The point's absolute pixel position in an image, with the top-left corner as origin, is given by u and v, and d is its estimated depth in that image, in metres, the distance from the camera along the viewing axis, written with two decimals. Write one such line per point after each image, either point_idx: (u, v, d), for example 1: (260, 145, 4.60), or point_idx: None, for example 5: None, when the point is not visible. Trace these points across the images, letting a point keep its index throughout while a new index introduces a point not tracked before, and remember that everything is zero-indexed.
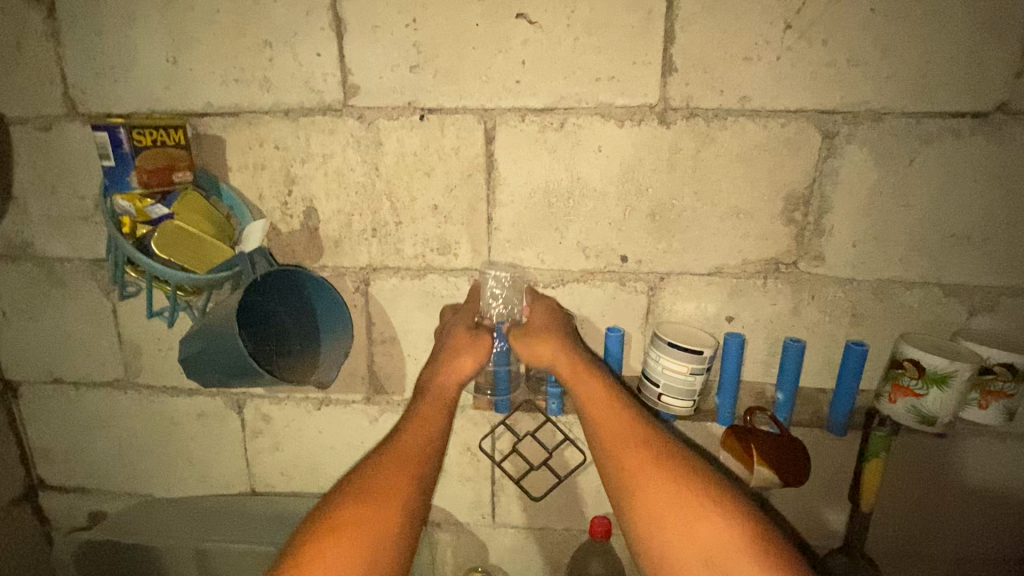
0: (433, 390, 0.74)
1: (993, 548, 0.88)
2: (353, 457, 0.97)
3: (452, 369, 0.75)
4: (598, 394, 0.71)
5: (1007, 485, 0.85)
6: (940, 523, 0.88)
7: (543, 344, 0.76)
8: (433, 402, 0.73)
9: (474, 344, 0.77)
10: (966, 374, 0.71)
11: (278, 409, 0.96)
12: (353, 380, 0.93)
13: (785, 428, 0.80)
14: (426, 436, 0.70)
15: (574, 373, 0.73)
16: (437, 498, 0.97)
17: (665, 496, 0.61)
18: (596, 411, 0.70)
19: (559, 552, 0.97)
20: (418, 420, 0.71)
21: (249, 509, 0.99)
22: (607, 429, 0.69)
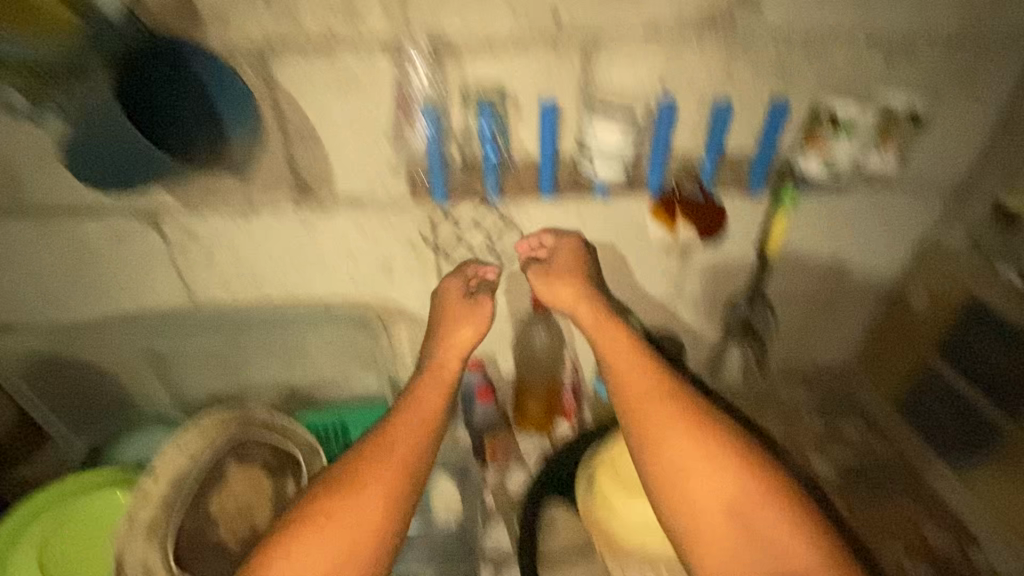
0: (436, 378, 0.85)
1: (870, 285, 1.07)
2: (294, 264, 0.96)
3: (455, 342, 0.89)
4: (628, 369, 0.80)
5: (889, 228, 0.99)
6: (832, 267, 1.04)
7: (563, 285, 0.89)
8: (437, 386, 0.84)
9: (478, 312, 0.92)
10: (871, 119, 0.80)
11: (201, 221, 0.90)
12: (277, 184, 0.87)
13: (709, 192, 0.85)
14: (422, 419, 0.80)
15: (596, 321, 0.86)
16: (387, 294, 1.01)
17: (683, 444, 0.73)
18: (624, 379, 0.80)
19: (507, 329, 1.07)
20: (413, 405, 0.81)
21: (201, 314, 1.00)
22: (625, 383, 0.80)
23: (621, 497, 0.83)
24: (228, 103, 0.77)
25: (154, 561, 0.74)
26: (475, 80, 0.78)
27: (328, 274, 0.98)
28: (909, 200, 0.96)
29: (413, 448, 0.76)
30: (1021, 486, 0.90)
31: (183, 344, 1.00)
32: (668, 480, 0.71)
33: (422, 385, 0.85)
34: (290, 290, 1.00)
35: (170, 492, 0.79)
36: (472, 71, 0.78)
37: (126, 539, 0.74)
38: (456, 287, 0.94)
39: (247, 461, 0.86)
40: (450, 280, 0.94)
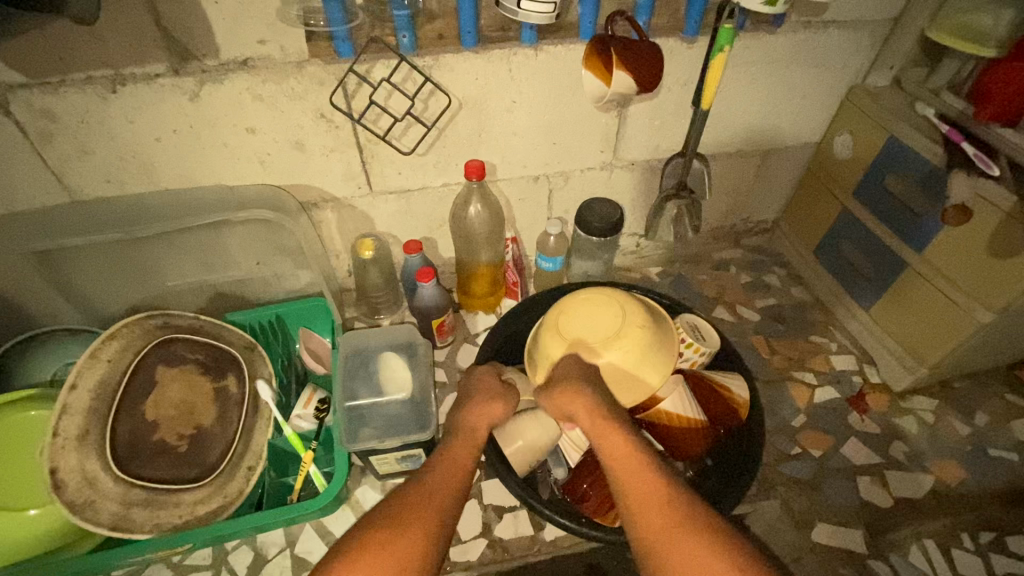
0: (464, 431, 0.72)
1: (801, 129, 1.06)
2: (190, 149, 0.84)
3: (480, 412, 0.75)
4: (593, 416, 0.68)
5: (822, 68, 0.97)
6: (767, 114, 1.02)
7: (569, 393, 0.72)
8: (463, 443, 0.71)
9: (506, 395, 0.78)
10: None
11: (58, 99, 0.74)
12: (144, 47, 0.72)
13: (645, 34, 0.78)
14: (447, 481, 0.64)
15: (597, 413, 0.69)
16: (306, 179, 0.92)
17: (685, 548, 0.53)
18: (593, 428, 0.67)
19: (442, 207, 1.02)
20: (445, 457, 0.67)
21: (91, 210, 0.87)
22: (621, 477, 0.61)
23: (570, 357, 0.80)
24: None
25: (93, 468, 0.72)
26: None
27: (232, 157, 0.86)
28: (842, 36, 0.93)
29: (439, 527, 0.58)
30: (913, 313, 0.96)
31: (70, 245, 0.85)
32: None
33: (452, 447, 0.69)
34: (192, 179, 0.88)
35: (98, 400, 0.76)
36: None
37: (55, 451, 0.70)
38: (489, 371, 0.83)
39: (179, 364, 0.82)
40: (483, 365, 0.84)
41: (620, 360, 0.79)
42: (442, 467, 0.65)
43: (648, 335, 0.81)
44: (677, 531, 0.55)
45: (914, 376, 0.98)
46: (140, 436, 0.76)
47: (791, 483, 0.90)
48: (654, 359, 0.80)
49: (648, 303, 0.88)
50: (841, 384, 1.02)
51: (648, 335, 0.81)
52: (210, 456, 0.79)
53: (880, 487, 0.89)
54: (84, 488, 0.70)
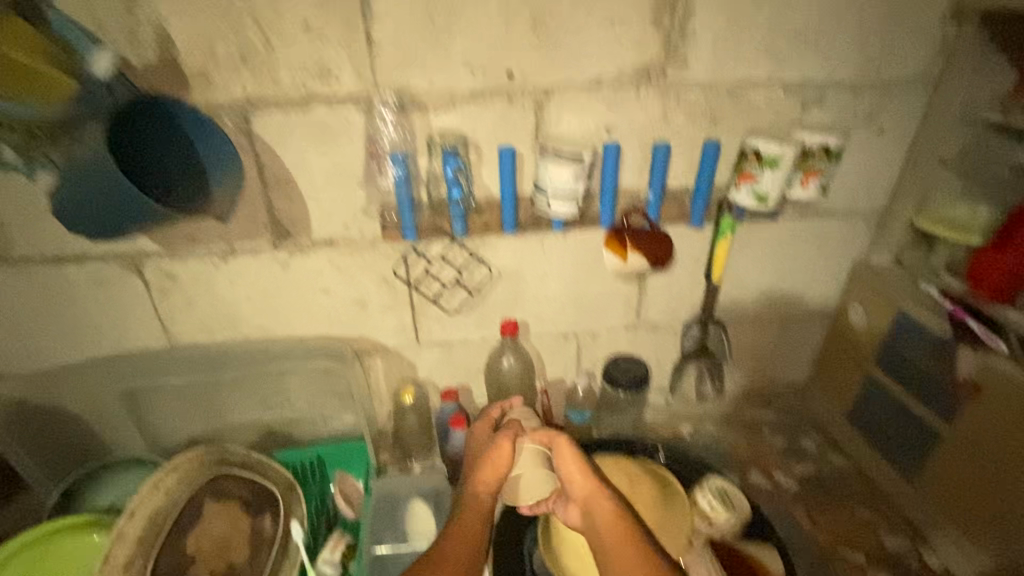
0: (471, 505, 0.81)
1: (810, 302, 1.16)
2: (273, 304, 1.01)
3: (481, 478, 0.81)
4: (588, 493, 0.79)
5: (826, 250, 1.09)
6: (780, 286, 1.12)
7: (571, 460, 0.81)
8: (473, 517, 0.80)
9: (498, 455, 0.82)
10: (792, 155, 0.86)
11: (181, 264, 0.95)
12: (257, 230, 0.93)
13: (656, 223, 0.94)
14: (466, 558, 0.76)
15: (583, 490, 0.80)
16: (363, 330, 1.06)
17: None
18: (583, 496, 0.79)
19: (478, 359, 1.12)
20: (458, 535, 0.78)
21: (178, 356, 1.02)
22: (610, 553, 0.73)
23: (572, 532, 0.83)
24: (207, 150, 0.82)
25: None
26: (438, 128, 0.86)
27: (304, 311, 1.02)
28: (837, 223, 1.06)
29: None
30: (960, 490, 0.92)
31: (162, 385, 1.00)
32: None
33: (464, 524, 0.79)
34: (268, 328, 1.04)
35: (147, 531, 0.81)
36: (436, 121, 0.86)
37: None
38: (485, 427, 0.93)
39: (225, 498, 0.88)
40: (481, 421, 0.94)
41: None
42: (467, 522, 0.79)
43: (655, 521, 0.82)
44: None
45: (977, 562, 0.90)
46: (176, 569, 0.80)
47: None
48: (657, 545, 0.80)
49: (665, 477, 0.89)
50: (896, 567, 0.94)
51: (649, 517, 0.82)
52: None
53: None
54: None
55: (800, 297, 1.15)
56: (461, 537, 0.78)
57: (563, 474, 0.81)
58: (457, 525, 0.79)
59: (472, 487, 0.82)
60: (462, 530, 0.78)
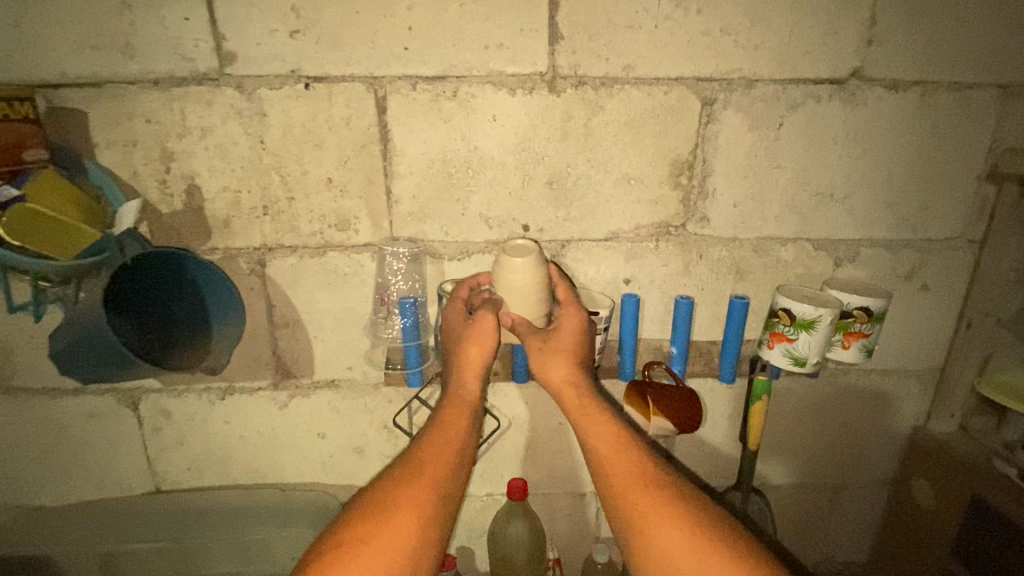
0: (455, 398, 0.75)
1: (880, 465, 1.02)
2: (266, 447, 0.94)
3: (462, 364, 0.75)
4: (580, 398, 0.73)
5: (899, 405, 0.98)
6: (844, 445, 1.00)
7: (561, 364, 0.74)
8: (456, 407, 0.74)
9: (480, 330, 0.75)
10: (830, 319, 0.79)
11: (178, 401, 0.91)
12: (259, 369, 0.90)
13: (681, 379, 0.86)
14: (450, 445, 0.69)
15: (578, 406, 0.73)
16: (358, 479, 0.97)
17: (670, 526, 0.60)
18: (570, 398, 0.73)
19: (483, 517, 1.01)
20: (440, 430, 0.71)
21: (156, 514, 0.93)
22: (604, 462, 0.68)
23: None
24: (217, 305, 0.79)
25: None
26: (451, 276, 0.85)
27: (297, 455, 0.95)
28: (895, 381, 0.96)
29: (444, 490, 0.65)
30: None
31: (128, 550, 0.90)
32: (661, 561, 0.58)
33: (448, 415, 0.73)
34: (258, 473, 0.96)
35: None
36: (450, 270, 0.85)
37: None
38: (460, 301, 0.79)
39: None
40: (456, 301, 0.78)
41: None
42: (453, 417, 0.72)
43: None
44: (661, 512, 0.61)
45: None
46: None
47: None
48: None
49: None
50: None
51: None
52: None
53: None
54: None
55: (872, 457, 1.01)
56: (445, 432, 0.71)
57: (551, 382, 0.75)
58: (440, 416, 0.73)
59: (454, 375, 0.75)
60: (445, 425, 0.72)
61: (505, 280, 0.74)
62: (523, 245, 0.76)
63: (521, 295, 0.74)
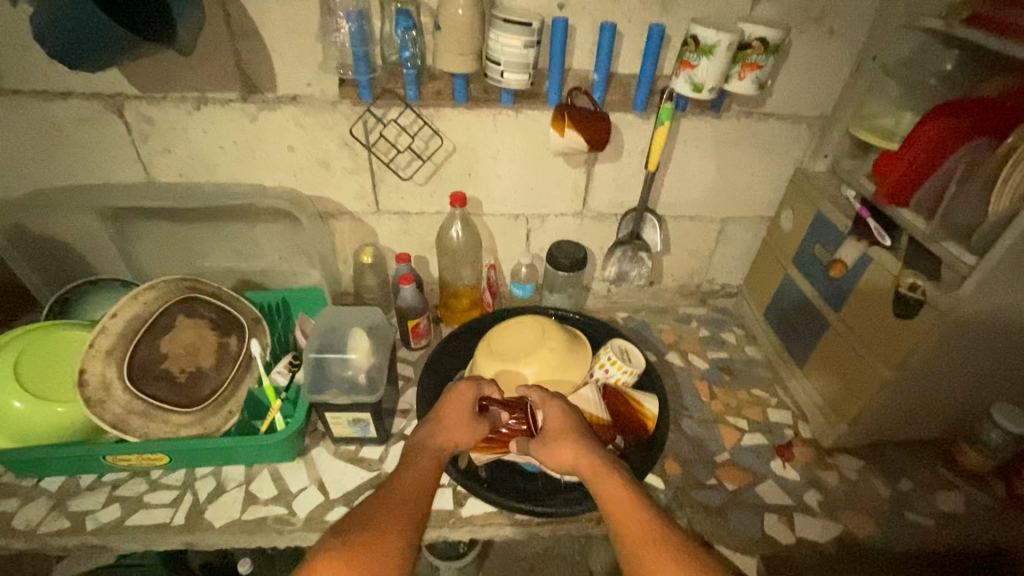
0: (429, 448, 0.79)
1: (757, 210, 1.24)
2: (245, 158, 1.10)
3: (449, 434, 0.82)
4: (594, 465, 0.76)
5: (782, 156, 1.16)
6: (733, 186, 1.20)
7: (565, 446, 0.79)
8: (427, 456, 0.78)
9: (474, 426, 0.84)
10: (729, 45, 0.89)
11: (157, 109, 1.03)
12: (226, 81, 1.00)
13: (599, 105, 0.99)
14: (420, 480, 0.74)
15: (596, 473, 0.75)
16: (327, 193, 1.16)
17: None
18: (586, 467, 0.76)
19: (434, 230, 1.23)
20: (413, 475, 0.74)
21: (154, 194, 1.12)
22: (628, 530, 0.67)
23: (492, 366, 0.97)
24: None
25: (111, 375, 0.89)
26: None
27: (271, 167, 1.11)
28: (786, 128, 1.11)
29: (413, 511, 0.68)
30: (837, 363, 1.03)
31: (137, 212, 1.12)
32: None
33: (417, 462, 0.77)
34: (241, 183, 1.14)
35: (128, 328, 0.94)
36: None
37: (87, 357, 0.88)
38: (468, 389, 0.86)
39: (196, 317, 1.01)
40: (466, 382, 0.87)
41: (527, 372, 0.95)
42: (419, 462, 0.77)
43: (556, 358, 0.97)
44: (666, 555, 0.62)
45: (836, 431, 1.04)
46: (151, 360, 0.93)
47: (699, 507, 0.96)
48: (558, 379, 0.96)
49: (578, 338, 1.05)
50: (771, 432, 1.09)
51: (555, 358, 0.97)
52: (201, 391, 0.95)
53: (785, 525, 0.94)
54: (100, 390, 0.87)
55: (750, 203, 1.23)
56: (420, 478, 0.74)
57: (566, 462, 0.78)
58: (409, 458, 0.78)
59: (431, 437, 0.81)
60: (415, 462, 0.77)
61: (453, 12, 0.87)
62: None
63: (451, 47, 0.90)
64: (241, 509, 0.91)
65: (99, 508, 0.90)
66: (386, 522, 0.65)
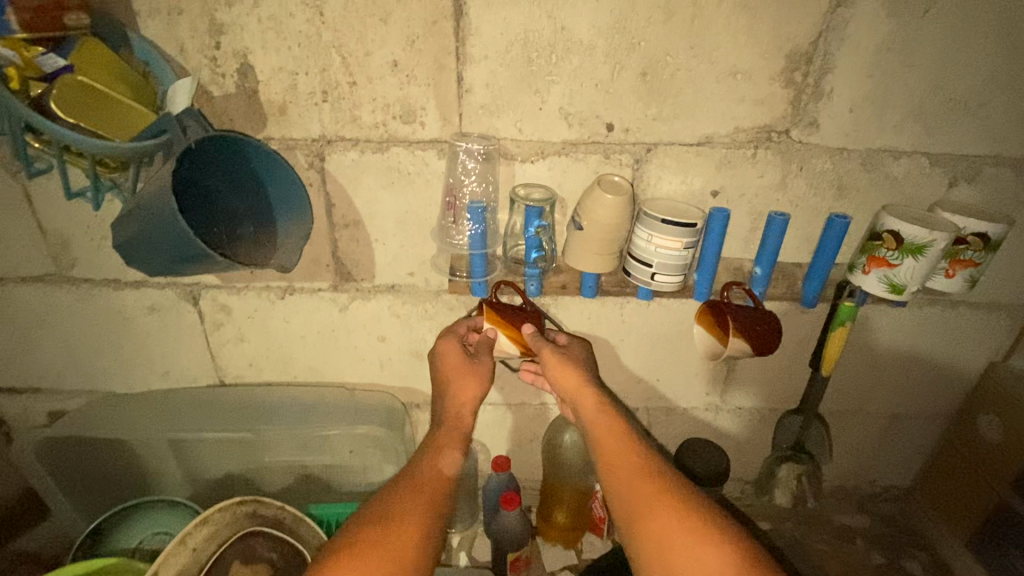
0: (446, 417, 0.75)
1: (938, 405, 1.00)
2: (327, 347, 0.94)
3: (456, 396, 0.75)
4: (597, 396, 0.73)
5: (977, 347, 0.93)
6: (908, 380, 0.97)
7: (570, 369, 0.76)
8: (452, 433, 0.72)
9: (476, 370, 0.76)
10: (943, 244, 0.71)
11: (238, 299, 0.90)
12: (318, 270, 0.87)
13: (761, 302, 0.81)
14: (445, 464, 0.67)
15: (589, 397, 0.73)
16: (415, 382, 0.98)
17: (674, 518, 0.57)
18: (580, 396, 0.74)
19: (535, 423, 1.02)
20: (431, 452, 0.69)
21: (224, 404, 0.98)
22: (619, 467, 0.64)
23: None
24: (280, 196, 0.75)
25: None
26: (522, 179, 0.78)
27: (355, 356, 0.95)
28: (983, 316, 0.90)
29: (439, 493, 0.63)
30: None
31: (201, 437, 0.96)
32: (664, 553, 0.55)
33: (438, 435, 0.72)
34: (317, 371, 0.98)
35: None
36: (521, 173, 0.78)
37: None
38: (453, 345, 0.78)
39: (253, 563, 0.80)
40: (452, 338, 0.79)
41: None
42: (445, 436, 0.72)
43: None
44: (656, 491, 0.60)
45: None
46: None
47: None
48: None
49: None
50: None
51: None
52: None
53: None
54: None
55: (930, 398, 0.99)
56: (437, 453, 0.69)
57: (560, 381, 0.76)
58: (432, 437, 0.72)
59: (452, 407, 0.75)
60: (438, 447, 0.70)
61: (593, 216, 0.73)
62: (618, 183, 0.74)
63: (591, 244, 0.75)
64: None
65: None
66: (402, 512, 0.59)
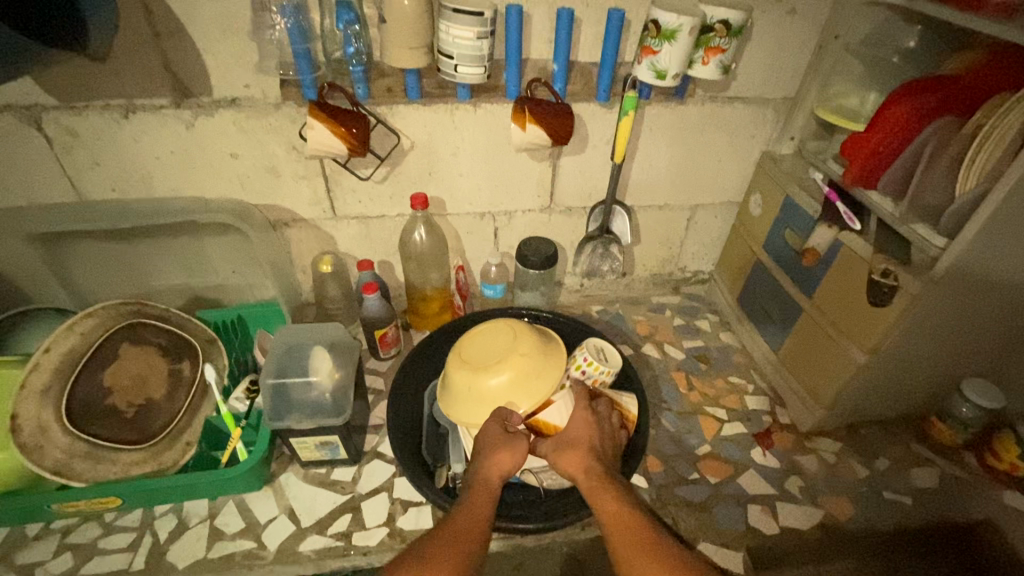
0: (478, 482, 0.78)
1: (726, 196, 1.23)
2: (184, 167, 1.01)
3: (490, 465, 0.79)
4: (595, 482, 0.78)
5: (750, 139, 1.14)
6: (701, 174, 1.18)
7: (575, 453, 0.82)
8: (480, 491, 0.76)
9: (513, 445, 0.82)
10: (691, 29, 0.85)
11: (80, 119, 0.93)
12: (155, 86, 0.91)
13: (560, 95, 0.94)
14: (475, 518, 0.72)
15: (597, 490, 0.77)
16: (277, 199, 1.08)
17: None
18: (589, 481, 0.78)
19: (395, 232, 1.17)
20: (465, 510, 0.73)
21: (78, 207, 1.02)
22: (623, 541, 0.69)
23: (473, 379, 0.91)
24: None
25: (48, 418, 0.82)
26: None
27: (214, 175, 1.03)
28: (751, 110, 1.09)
29: (467, 545, 0.67)
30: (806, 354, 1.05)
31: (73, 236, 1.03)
32: None
33: (468, 497, 0.76)
34: (177, 190, 1.05)
35: (64, 364, 0.87)
36: None
37: (18, 399, 0.81)
38: (495, 424, 0.85)
39: (142, 345, 0.94)
40: (494, 419, 0.86)
41: (503, 383, 0.90)
42: (474, 498, 0.75)
43: (529, 362, 0.92)
44: None
45: (813, 414, 1.04)
46: (93, 399, 0.87)
47: (683, 504, 0.95)
48: (533, 384, 0.91)
49: (550, 336, 1.01)
50: (750, 421, 1.09)
51: (527, 363, 0.92)
52: (153, 424, 0.89)
53: (769, 515, 0.94)
54: (36, 434, 0.80)
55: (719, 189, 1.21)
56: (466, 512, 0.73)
57: (566, 466, 0.81)
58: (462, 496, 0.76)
59: (476, 471, 0.80)
60: (470, 503, 0.75)
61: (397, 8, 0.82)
62: None
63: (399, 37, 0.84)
64: (206, 547, 0.86)
65: (50, 558, 0.85)
66: (433, 561, 0.64)
